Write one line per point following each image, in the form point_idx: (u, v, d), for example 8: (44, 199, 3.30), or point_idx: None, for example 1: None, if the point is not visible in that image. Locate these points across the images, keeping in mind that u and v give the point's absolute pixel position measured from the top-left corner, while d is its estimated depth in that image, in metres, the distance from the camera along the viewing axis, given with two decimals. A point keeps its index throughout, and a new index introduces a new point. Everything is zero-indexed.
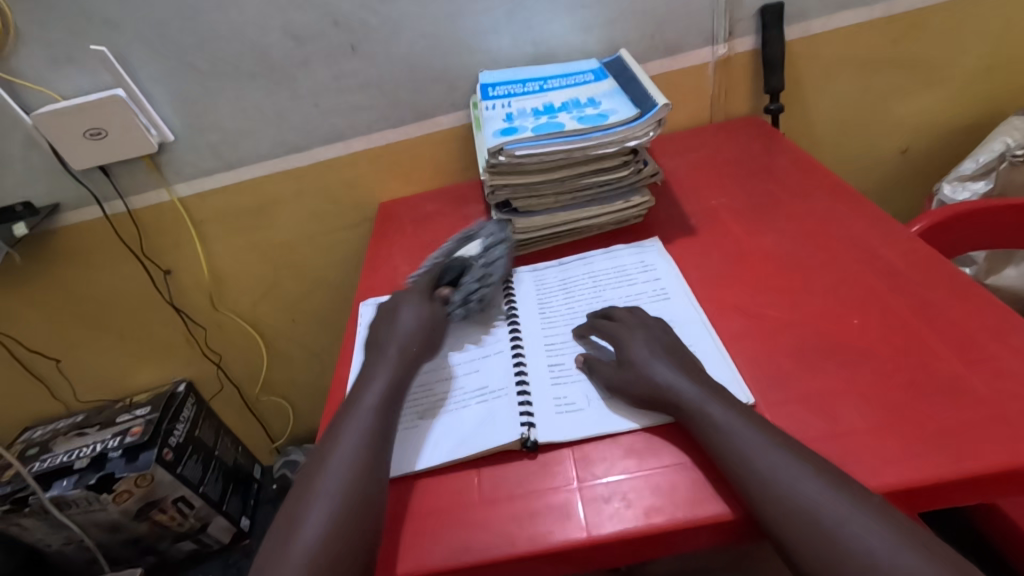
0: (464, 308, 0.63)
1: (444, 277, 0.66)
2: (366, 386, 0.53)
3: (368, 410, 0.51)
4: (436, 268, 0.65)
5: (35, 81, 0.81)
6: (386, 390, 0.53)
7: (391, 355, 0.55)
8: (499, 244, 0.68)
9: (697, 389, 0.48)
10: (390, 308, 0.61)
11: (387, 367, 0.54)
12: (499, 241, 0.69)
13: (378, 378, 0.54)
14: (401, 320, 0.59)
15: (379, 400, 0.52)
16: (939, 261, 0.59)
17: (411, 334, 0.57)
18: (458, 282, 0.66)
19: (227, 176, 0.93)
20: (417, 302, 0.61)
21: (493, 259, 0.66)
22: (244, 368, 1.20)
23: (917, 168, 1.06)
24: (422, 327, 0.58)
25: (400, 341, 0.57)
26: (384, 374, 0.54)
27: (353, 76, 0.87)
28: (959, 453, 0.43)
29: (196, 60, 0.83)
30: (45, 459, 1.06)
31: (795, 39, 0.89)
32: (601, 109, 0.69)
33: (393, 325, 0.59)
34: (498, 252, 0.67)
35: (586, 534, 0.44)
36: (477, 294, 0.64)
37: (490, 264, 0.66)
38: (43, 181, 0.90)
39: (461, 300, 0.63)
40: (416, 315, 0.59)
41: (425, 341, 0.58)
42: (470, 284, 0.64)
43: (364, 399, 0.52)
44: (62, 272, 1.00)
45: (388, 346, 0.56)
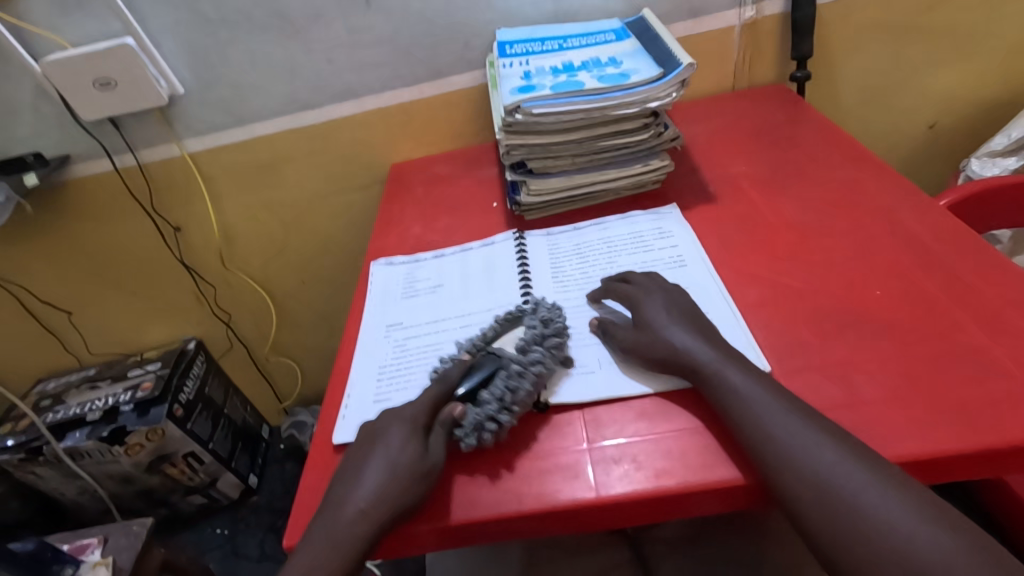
0: (472, 438, 0.47)
1: (463, 384, 0.51)
2: (345, 509, 0.44)
3: (339, 538, 0.43)
4: (454, 370, 0.51)
5: (43, 27, 0.80)
6: (361, 524, 0.43)
7: (371, 480, 0.45)
8: (546, 342, 0.53)
9: (715, 353, 0.47)
10: (378, 428, 0.49)
11: (366, 492, 0.45)
12: (551, 344, 0.52)
13: (363, 485, 0.45)
14: (381, 450, 0.47)
15: (350, 526, 0.43)
16: (967, 235, 0.57)
17: (382, 484, 0.45)
18: (479, 394, 0.50)
19: (238, 132, 0.92)
20: (402, 435, 0.47)
21: (536, 372, 0.50)
22: (253, 329, 1.20)
23: (945, 143, 1.02)
24: (402, 475, 0.45)
25: (375, 485, 0.45)
26: (356, 509, 0.44)
27: (368, 30, 0.84)
28: (979, 426, 0.42)
29: (206, 9, 0.81)
30: (58, 410, 1.08)
31: (826, 3, 0.86)
32: (623, 68, 0.67)
33: (373, 455, 0.47)
34: (548, 352, 0.52)
35: (596, 494, 0.44)
36: (494, 423, 0.47)
37: (519, 377, 0.49)
38: (53, 131, 0.89)
39: (471, 428, 0.47)
40: (397, 454, 0.46)
41: (404, 502, 0.44)
42: (491, 404, 0.48)
43: (341, 524, 0.44)
44: (72, 225, 1.00)
45: (366, 479, 0.45)
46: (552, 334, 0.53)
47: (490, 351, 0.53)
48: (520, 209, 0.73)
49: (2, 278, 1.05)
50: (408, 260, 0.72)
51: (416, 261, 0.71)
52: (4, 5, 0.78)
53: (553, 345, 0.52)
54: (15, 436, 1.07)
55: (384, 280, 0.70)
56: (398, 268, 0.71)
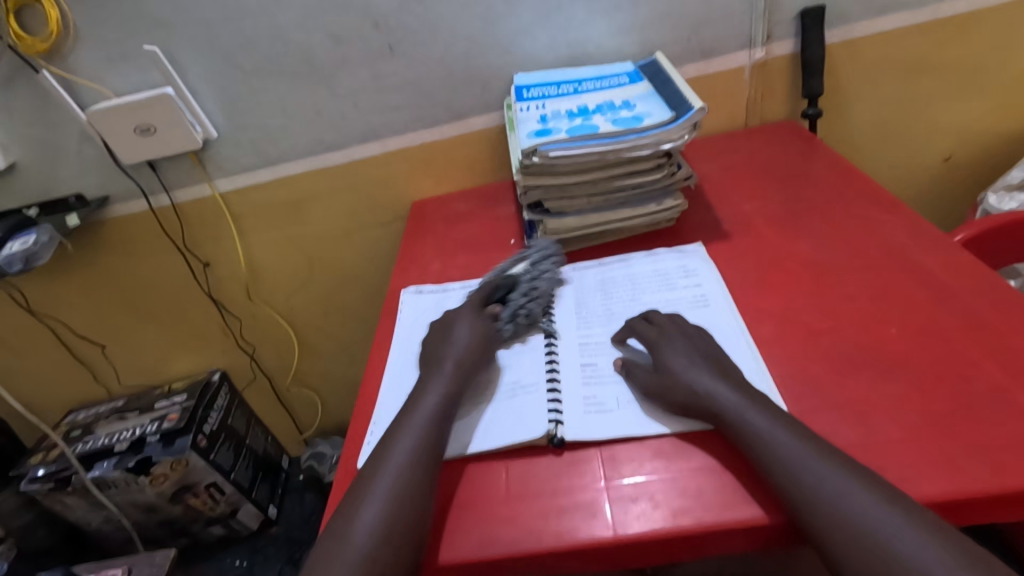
0: (512, 324, 0.62)
1: (494, 294, 0.65)
2: (441, 366, 0.56)
3: (445, 373, 0.55)
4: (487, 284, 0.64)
5: (92, 79, 0.85)
6: (458, 365, 0.56)
7: (458, 344, 0.57)
8: (549, 260, 0.70)
9: (734, 396, 0.48)
10: (447, 320, 0.61)
11: (458, 348, 0.57)
12: (547, 260, 0.70)
13: (459, 338, 0.58)
14: (459, 327, 0.59)
15: (451, 372, 0.55)
16: (983, 271, 0.57)
17: (469, 344, 0.57)
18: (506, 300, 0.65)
19: (266, 173, 0.96)
20: (469, 316, 0.61)
21: (541, 277, 0.67)
22: (276, 361, 1.23)
23: (963, 176, 1.03)
24: (479, 336, 0.58)
25: (464, 346, 0.57)
26: (453, 361, 0.56)
27: (391, 75, 0.88)
28: (999, 468, 0.42)
29: (241, 60, 0.86)
30: (88, 440, 1.11)
31: (836, 43, 0.88)
32: (636, 111, 0.69)
33: (455, 332, 0.59)
34: (547, 262, 0.69)
35: (613, 532, 0.44)
36: (524, 310, 0.63)
37: (537, 283, 0.66)
38: (95, 173, 0.94)
39: (510, 316, 0.63)
40: (470, 329, 0.59)
41: (483, 355, 0.57)
42: (520, 300, 0.64)
43: (440, 370, 0.55)
44: (109, 260, 1.05)
45: (454, 344, 0.58)
46: (552, 256, 0.70)
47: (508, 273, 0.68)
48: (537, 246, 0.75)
49: (41, 313, 1.10)
50: (437, 290, 0.74)
51: (444, 291, 0.73)
52: (57, 59, 0.84)
53: (553, 262, 0.69)
54: (46, 466, 1.09)
55: (413, 308, 0.72)
56: (426, 297, 0.73)
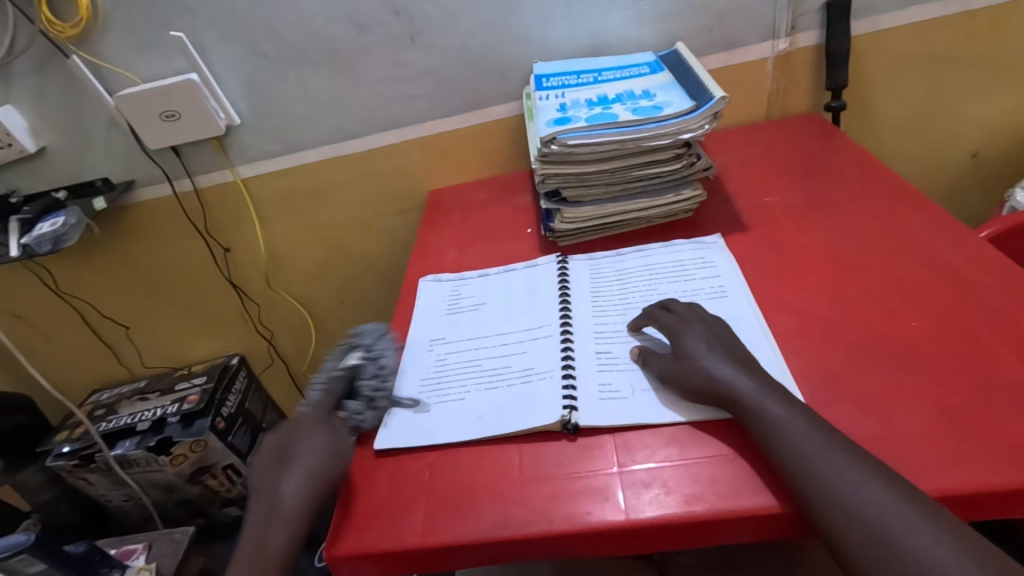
0: (373, 412, 0.56)
1: (342, 387, 0.58)
2: (280, 503, 0.49)
3: (285, 529, 0.48)
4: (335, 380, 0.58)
5: (118, 64, 0.87)
6: (300, 500, 0.49)
7: (304, 469, 0.50)
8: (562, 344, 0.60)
9: (754, 384, 0.48)
10: (289, 432, 0.54)
11: (301, 473, 0.50)
12: (381, 341, 0.63)
13: (292, 474, 0.50)
14: (305, 452, 0.51)
15: (294, 512, 0.48)
16: (1009, 267, 0.56)
17: (319, 469, 0.50)
18: (355, 389, 0.59)
19: (287, 159, 0.98)
20: (314, 430, 0.53)
21: (380, 359, 0.61)
22: (293, 346, 1.25)
23: (990, 173, 1.00)
24: (328, 461, 0.51)
25: (302, 476, 0.50)
26: (288, 503, 0.49)
27: (411, 64, 0.89)
28: (1019, 463, 0.41)
29: (264, 46, 0.87)
30: (110, 420, 1.14)
31: (862, 34, 0.86)
32: (656, 101, 0.69)
33: (298, 452, 0.51)
34: (382, 343, 0.63)
35: (625, 517, 0.45)
36: (382, 393, 0.58)
37: (384, 371, 0.60)
38: (120, 158, 0.96)
39: (365, 405, 0.56)
40: (317, 447, 0.52)
41: (337, 474, 0.51)
42: (370, 385, 0.58)
43: (279, 512, 0.48)
44: (133, 244, 1.07)
45: (297, 462, 0.51)
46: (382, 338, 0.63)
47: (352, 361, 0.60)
48: (553, 235, 0.75)
49: (67, 294, 1.13)
50: (455, 278, 0.74)
51: (461, 279, 0.74)
52: (86, 44, 0.85)
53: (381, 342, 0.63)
54: (71, 443, 1.12)
55: (430, 296, 0.72)
56: (444, 284, 0.74)
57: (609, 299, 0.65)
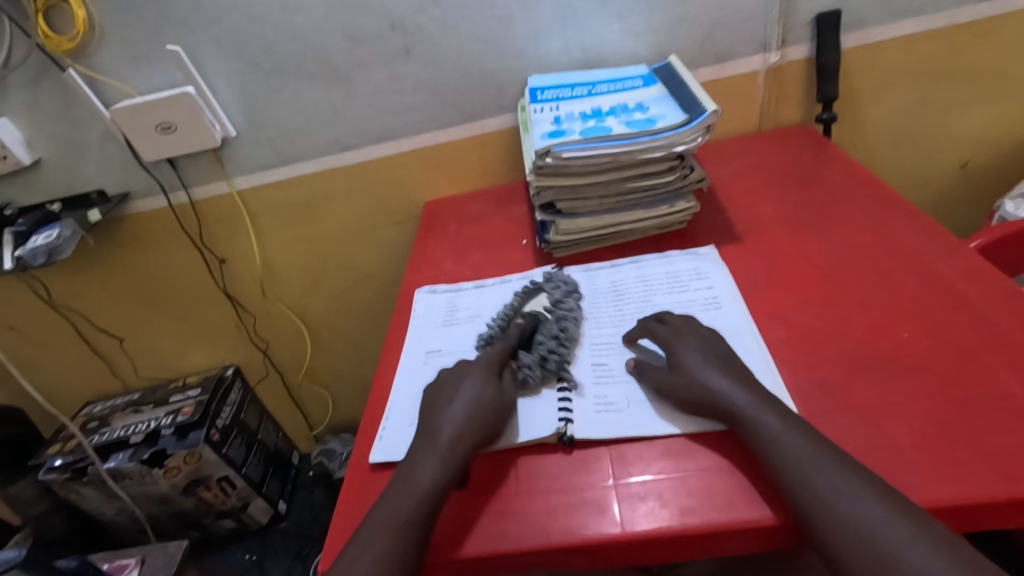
0: (539, 370, 0.57)
1: (522, 340, 0.60)
2: (440, 441, 0.50)
3: (434, 462, 0.48)
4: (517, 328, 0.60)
5: (115, 77, 0.87)
6: (462, 442, 0.50)
7: (460, 408, 0.52)
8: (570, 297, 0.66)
9: (748, 396, 0.48)
10: (455, 375, 0.56)
11: (455, 419, 0.51)
12: (568, 297, 0.65)
13: (452, 414, 0.51)
14: (462, 393, 0.53)
15: (449, 448, 0.49)
16: (998, 277, 0.57)
17: (466, 418, 0.51)
18: (530, 343, 0.60)
19: (283, 171, 0.98)
20: (482, 375, 0.55)
21: (566, 314, 0.63)
22: (289, 357, 1.25)
23: (980, 183, 1.02)
24: (483, 407, 0.52)
25: (452, 428, 0.50)
26: (449, 435, 0.50)
27: (406, 77, 0.89)
28: (1009, 474, 0.42)
29: (260, 59, 0.87)
30: (104, 432, 1.13)
31: (852, 47, 0.87)
32: (650, 114, 0.70)
33: (454, 395, 0.53)
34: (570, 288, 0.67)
35: (621, 530, 0.45)
36: (556, 354, 0.57)
37: (568, 324, 0.61)
38: (116, 170, 0.96)
39: (537, 361, 0.57)
40: (477, 392, 0.53)
41: (494, 421, 0.51)
42: (549, 344, 0.58)
43: (435, 448, 0.49)
44: (128, 255, 1.07)
45: (449, 413, 0.52)
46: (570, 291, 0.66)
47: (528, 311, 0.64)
48: (549, 246, 0.76)
49: (61, 306, 1.12)
50: (451, 289, 0.75)
51: (457, 291, 0.74)
52: (83, 57, 0.86)
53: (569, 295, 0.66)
54: (63, 456, 1.11)
55: (425, 308, 0.72)
56: (440, 296, 0.74)
57: (604, 311, 0.65)
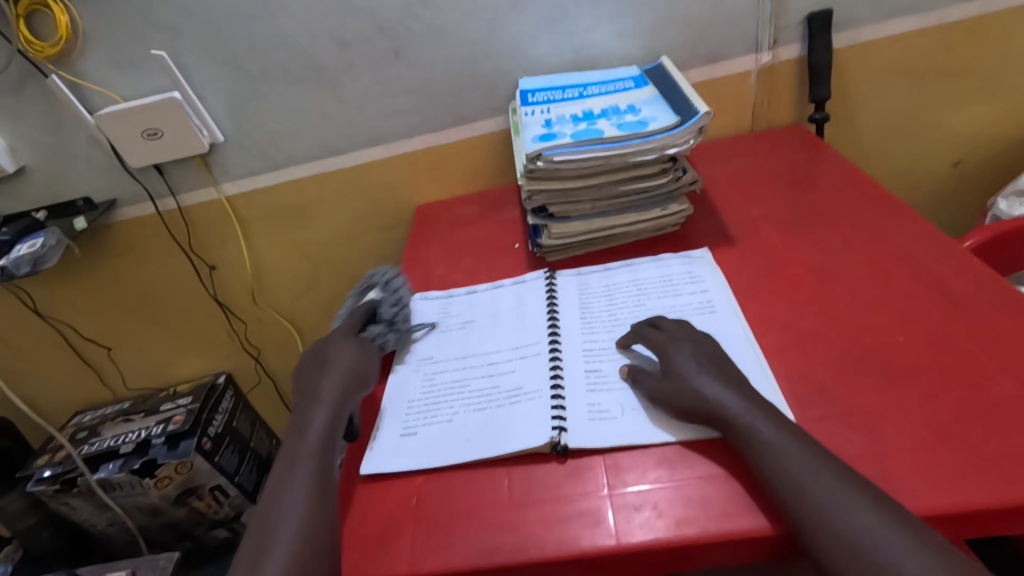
0: (393, 333, 0.65)
1: (366, 316, 0.66)
2: (319, 399, 0.55)
3: (324, 411, 0.54)
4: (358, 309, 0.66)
5: (99, 83, 0.86)
6: (337, 390, 0.56)
7: (338, 369, 0.58)
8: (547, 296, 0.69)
9: (744, 403, 0.47)
10: (322, 348, 0.61)
11: (333, 378, 0.57)
12: (393, 287, 0.69)
13: (329, 374, 0.57)
14: (336, 358, 0.59)
15: (331, 400, 0.55)
16: (993, 278, 0.56)
17: (344, 373, 0.57)
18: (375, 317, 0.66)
19: (272, 176, 0.97)
20: (347, 344, 0.61)
21: (397, 296, 0.68)
22: (281, 364, 1.24)
23: (972, 182, 1.02)
24: (354, 365, 0.59)
25: (334, 384, 0.56)
26: (330, 391, 0.55)
27: (396, 80, 0.88)
28: (1008, 480, 0.41)
29: (247, 64, 0.86)
30: (93, 442, 1.11)
31: (844, 47, 0.87)
32: (642, 116, 0.69)
33: (332, 360, 0.59)
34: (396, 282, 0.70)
35: (616, 541, 0.44)
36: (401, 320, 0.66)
37: (400, 300, 0.68)
38: (101, 177, 0.95)
39: (386, 329, 0.65)
40: (349, 355, 0.59)
41: (364, 376, 0.59)
42: (389, 312, 0.66)
43: (319, 401, 0.55)
44: (116, 263, 1.05)
45: (328, 374, 0.57)
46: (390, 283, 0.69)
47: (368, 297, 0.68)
48: (541, 250, 0.75)
49: (48, 315, 1.11)
50: (443, 295, 0.74)
51: (449, 296, 0.73)
52: (66, 63, 0.84)
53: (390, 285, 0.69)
54: (52, 467, 1.10)
55: (417, 314, 0.71)
56: (432, 302, 0.73)
57: (597, 316, 0.65)
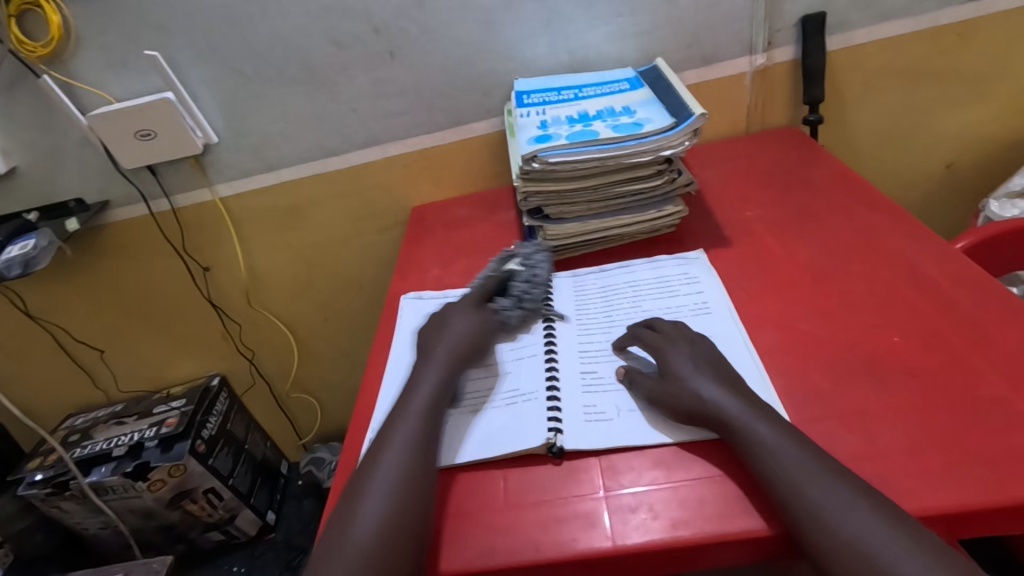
0: (519, 310, 0.64)
1: (498, 286, 0.66)
2: (434, 359, 0.57)
3: (435, 370, 0.55)
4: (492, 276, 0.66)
5: (92, 84, 0.85)
6: (450, 356, 0.57)
7: (455, 335, 0.59)
8: (540, 254, 0.71)
9: (740, 405, 0.47)
10: (442, 314, 0.62)
11: (448, 343, 0.58)
12: (537, 254, 0.71)
13: (445, 340, 0.58)
14: (453, 325, 0.60)
15: (444, 363, 0.56)
16: (986, 280, 0.57)
17: (462, 340, 0.58)
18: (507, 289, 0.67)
19: (266, 177, 0.96)
20: (466, 311, 0.61)
21: (538, 269, 0.69)
22: (276, 365, 1.23)
23: (965, 183, 1.02)
24: (476, 334, 0.59)
25: (444, 356, 0.57)
26: (446, 350, 0.57)
27: (391, 82, 0.88)
28: (1001, 480, 0.41)
29: (242, 64, 0.86)
30: (86, 445, 1.11)
31: (838, 49, 0.88)
32: (637, 118, 0.69)
33: (450, 325, 0.60)
34: (531, 251, 0.71)
35: (612, 543, 0.44)
36: (532, 297, 0.65)
37: (538, 274, 0.68)
38: (95, 178, 0.94)
39: (515, 303, 0.64)
40: (465, 323, 0.60)
41: (480, 346, 0.59)
42: (522, 288, 0.66)
43: (434, 361, 0.56)
44: (109, 264, 1.04)
45: (443, 344, 0.58)
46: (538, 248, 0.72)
47: (506, 266, 0.69)
48: None
49: (40, 317, 1.10)
50: (438, 296, 0.73)
51: (444, 298, 0.73)
52: (58, 63, 0.84)
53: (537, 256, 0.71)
54: (43, 471, 1.09)
55: (412, 316, 0.71)
56: (426, 304, 0.73)
57: (592, 317, 0.65)
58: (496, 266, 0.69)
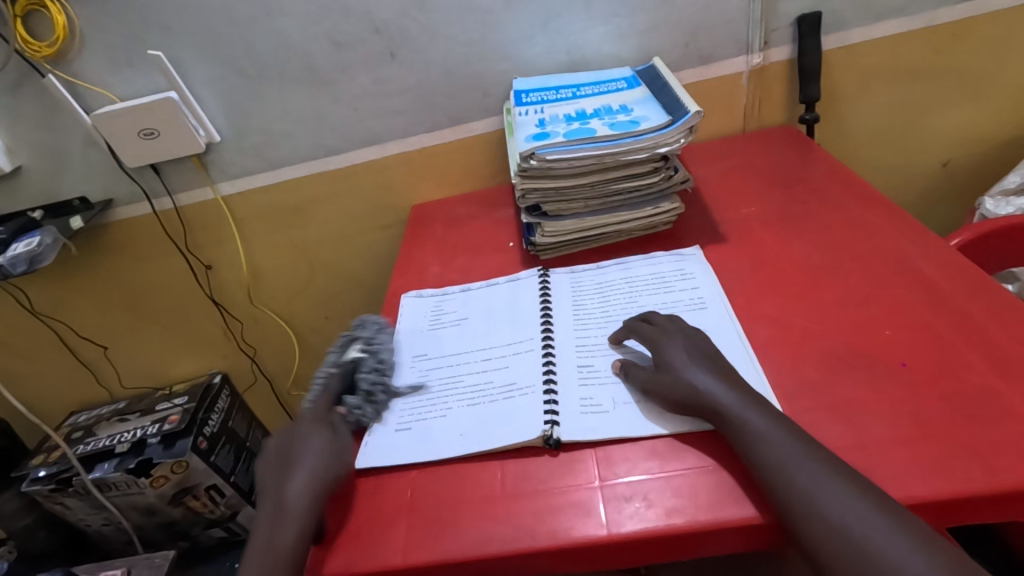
0: (372, 406, 0.58)
1: (341, 385, 0.60)
2: (287, 497, 0.47)
3: (292, 520, 0.46)
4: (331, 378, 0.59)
5: (96, 84, 0.86)
6: (305, 496, 0.48)
7: (306, 466, 0.49)
8: (381, 333, 0.66)
9: (733, 395, 0.48)
10: (287, 435, 0.53)
11: (301, 480, 0.48)
12: (381, 334, 0.66)
13: (297, 470, 0.49)
14: (308, 447, 0.51)
15: (298, 508, 0.47)
16: (978, 274, 0.57)
17: (315, 471, 0.49)
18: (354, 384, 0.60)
19: (268, 176, 0.97)
20: (313, 431, 0.53)
21: (380, 350, 0.64)
22: (277, 363, 1.24)
23: (960, 182, 1.03)
24: (325, 458, 0.51)
25: (310, 471, 0.49)
26: (303, 487, 0.48)
27: (392, 81, 0.89)
28: (991, 469, 0.42)
29: (244, 65, 0.87)
30: (89, 442, 1.11)
31: (834, 48, 0.88)
32: (633, 116, 0.70)
33: (300, 452, 0.51)
34: (373, 334, 0.66)
35: (607, 531, 0.45)
36: (380, 387, 0.60)
37: (381, 357, 0.63)
38: (98, 176, 0.95)
39: (363, 400, 0.58)
40: (320, 441, 0.52)
41: (341, 470, 0.51)
42: (369, 378, 0.60)
43: (287, 509, 0.47)
44: (111, 263, 1.06)
45: (297, 471, 0.49)
46: (382, 330, 0.67)
47: (345, 358, 0.62)
48: (535, 249, 0.76)
49: (44, 315, 1.11)
50: (438, 293, 0.74)
51: (444, 295, 0.74)
52: (63, 63, 0.85)
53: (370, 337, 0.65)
54: (47, 467, 1.10)
55: (411, 312, 0.72)
56: (426, 300, 0.73)
57: (589, 312, 0.65)
58: (336, 356, 0.63)
